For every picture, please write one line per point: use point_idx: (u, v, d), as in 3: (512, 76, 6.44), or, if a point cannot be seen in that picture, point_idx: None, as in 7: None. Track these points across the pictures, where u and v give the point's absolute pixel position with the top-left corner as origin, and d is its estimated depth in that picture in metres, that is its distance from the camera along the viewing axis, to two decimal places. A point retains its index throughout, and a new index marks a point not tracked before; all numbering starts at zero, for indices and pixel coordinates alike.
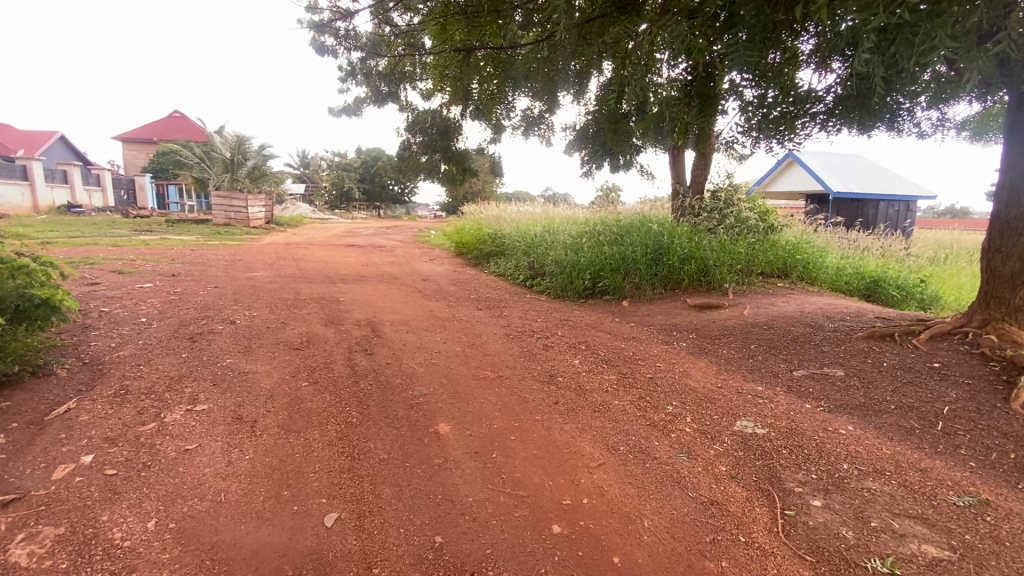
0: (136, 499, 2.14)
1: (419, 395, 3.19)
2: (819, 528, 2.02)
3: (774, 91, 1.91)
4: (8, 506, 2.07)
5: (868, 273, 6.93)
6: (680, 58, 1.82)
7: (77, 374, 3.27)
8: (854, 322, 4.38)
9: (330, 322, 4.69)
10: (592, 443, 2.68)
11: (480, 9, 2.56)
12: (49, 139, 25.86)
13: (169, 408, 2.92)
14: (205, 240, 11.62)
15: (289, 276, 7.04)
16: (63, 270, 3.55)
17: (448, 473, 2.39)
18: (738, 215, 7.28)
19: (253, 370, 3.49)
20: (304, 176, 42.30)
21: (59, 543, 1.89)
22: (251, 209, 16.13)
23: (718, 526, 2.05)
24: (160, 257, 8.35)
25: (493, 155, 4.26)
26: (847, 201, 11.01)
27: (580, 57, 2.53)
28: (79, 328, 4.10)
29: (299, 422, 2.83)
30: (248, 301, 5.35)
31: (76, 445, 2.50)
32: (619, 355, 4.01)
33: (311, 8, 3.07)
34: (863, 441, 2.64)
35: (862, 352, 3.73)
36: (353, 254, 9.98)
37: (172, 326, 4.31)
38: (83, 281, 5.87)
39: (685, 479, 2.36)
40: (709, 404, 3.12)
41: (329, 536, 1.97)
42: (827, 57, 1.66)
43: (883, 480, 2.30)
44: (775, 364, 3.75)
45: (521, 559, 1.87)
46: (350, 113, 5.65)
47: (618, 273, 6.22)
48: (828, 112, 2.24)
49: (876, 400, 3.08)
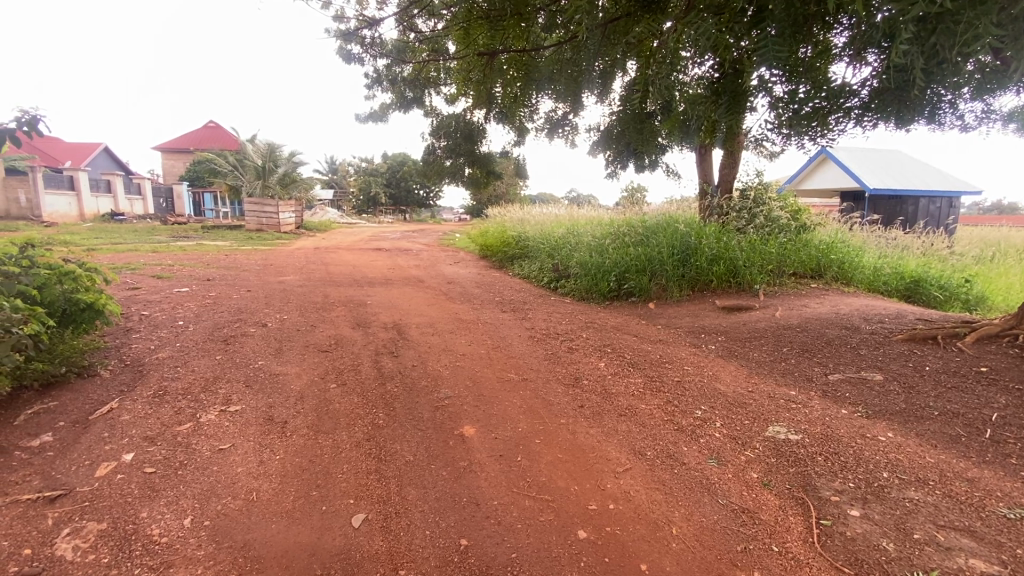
0: (173, 497, 2.22)
1: (444, 397, 3.22)
2: (858, 538, 1.94)
3: (806, 86, 1.77)
4: (55, 502, 2.17)
5: (908, 272, 6.66)
6: (705, 56, 1.79)
7: (119, 375, 3.42)
8: (895, 325, 4.18)
9: (357, 325, 4.76)
10: (618, 447, 2.65)
11: (503, 13, 2.63)
12: (94, 150, 27.37)
13: (204, 408, 3.01)
14: (238, 246, 11.94)
15: (319, 279, 7.25)
16: (105, 273, 3.71)
17: (473, 475, 2.39)
18: (768, 214, 7.09)
19: (284, 372, 3.58)
20: (333, 182, 43.49)
21: (101, 538, 1.97)
22: (282, 214, 16.58)
23: (751, 535, 1.99)
24: (197, 262, 8.67)
25: (518, 158, 4.28)
26: (885, 197, 10.60)
27: (605, 57, 2.52)
28: (122, 330, 4.29)
29: (327, 423, 2.89)
30: (278, 304, 5.48)
31: (118, 444, 2.61)
32: (646, 358, 3.95)
33: (338, 18, 3.15)
34: (904, 448, 2.54)
35: (903, 355, 3.58)
36: (380, 257, 10.23)
37: (207, 329, 4.45)
38: (125, 286, 6.11)
39: (715, 486, 2.30)
40: (740, 409, 3.04)
41: (357, 537, 2.00)
42: (861, 50, 1.57)
43: (926, 490, 2.20)
44: (808, 367, 3.63)
45: (547, 564, 1.86)
46: (376, 118, 5.75)
47: (644, 274, 6.16)
48: (871, 126, 2.11)
49: (918, 406, 2.95)
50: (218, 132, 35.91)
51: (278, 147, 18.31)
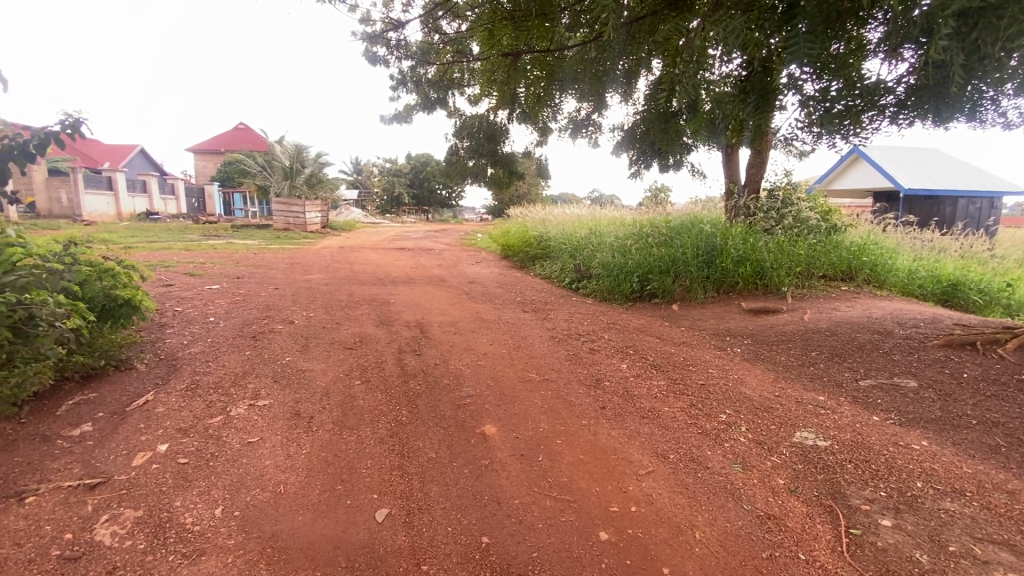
0: (205, 487, 2.29)
1: (466, 396, 3.24)
2: (889, 549, 1.89)
3: (839, 84, 1.73)
4: (95, 489, 2.27)
5: (945, 275, 6.43)
6: (733, 54, 1.77)
7: (154, 369, 3.54)
8: (931, 330, 4.04)
9: (381, 323, 4.83)
10: (641, 450, 2.62)
11: (528, 13, 2.65)
12: (132, 152, 28.42)
13: (234, 402, 3.10)
14: (266, 245, 12.23)
15: (343, 278, 7.38)
16: (140, 270, 3.84)
17: (495, 474, 2.41)
18: (796, 215, 6.93)
19: (311, 368, 3.65)
20: (358, 182, 44.07)
21: (138, 525, 2.05)
22: (309, 214, 16.91)
23: (776, 542, 1.96)
24: (227, 260, 8.92)
25: (541, 158, 4.29)
26: (921, 197, 10.24)
27: (630, 56, 2.50)
28: (157, 326, 4.45)
29: (352, 419, 2.94)
30: (305, 302, 5.59)
31: (153, 435, 2.71)
32: (669, 360, 3.90)
33: (365, 21, 3.21)
34: (940, 457, 2.45)
35: (938, 362, 3.45)
36: (403, 257, 10.36)
37: (237, 325, 4.58)
38: (160, 283, 6.34)
39: (739, 491, 2.26)
40: (767, 414, 2.98)
41: (381, 532, 2.03)
42: (896, 47, 1.53)
43: (962, 501, 2.12)
44: (838, 372, 3.53)
45: (568, 564, 1.85)
46: (400, 119, 5.82)
47: (667, 276, 6.07)
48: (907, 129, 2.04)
49: (955, 414, 2.84)
50: (247, 133, 36.86)
51: (305, 147, 18.71)
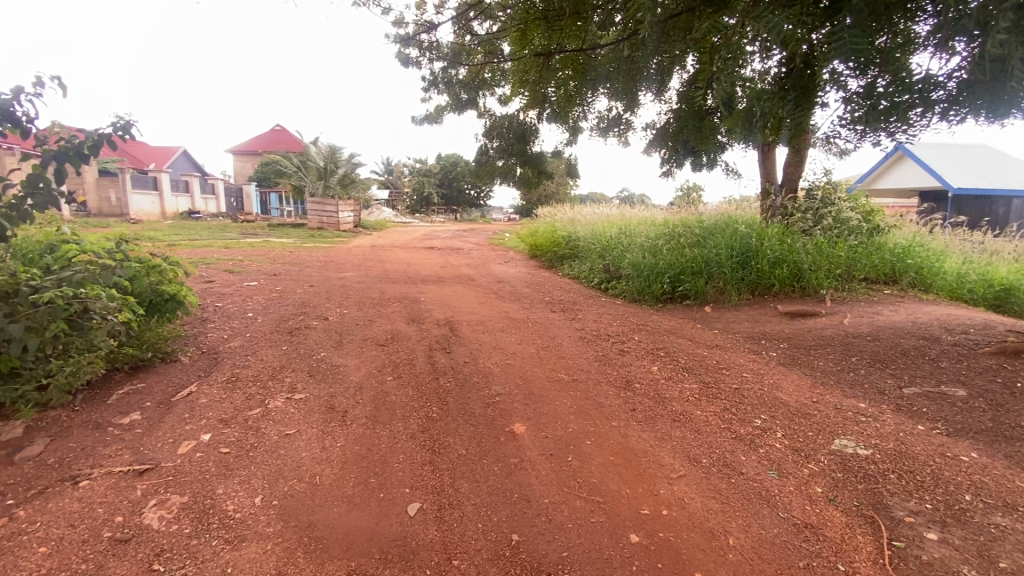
0: (245, 476, 2.38)
1: (495, 394, 3.26)
2: (935, 563, 1.81)
3: (886, 79, 1.67)
4: (143, 474, 2.38)
5: (997, 279, 6.10)
6: (773, 51, 1.73)
7: (197, 361, 3.70)
8: (982, 336, 3.84)
9: (412, 321, 4.90)
10: (672, 453, 2.59)
11: (561, 12, 2.65)
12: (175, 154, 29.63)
13: (272, 395, 3.21)
14: (301, 244, 12.57)
15: (375, 276, 7.52)
16: (185, 266, 4.01)
17: (525, 473, 2.42)
18: (836, 215, 6.68)
19: (344, 364, 3.74)
20: (389, 181, 44.80)
21: (183, 510, 2.14)
22: (342, 214, 17.28)
23: (813, 552, 1.90)
24: (264, 258, 9.20)
25: (570, 157, 4.28)
26: (971, 196, 9.73)
27: (665, 54, 2.47)
28: (199, 320, 4.63)
29: (384, 414, 3.00)
30: (338, 300, 5.73)
31: (197, 424, 2.83)
32: (701, 363, 3.83)
33: (399, 23, 3.27)
34: (991, 470, 2.33)
35: (990, 370, 3.28)
36: (432, 256, 10.48)
37: (274, 321, 4.73)
38: (201, 279, 6.59)
39: (775, 498, 2.21)
40: (804, 420, 2.90)
41: (412, 525, 2.07)
42: (949, 40, 1.47)
43: (1014, 516, 2.01)
44: (880, 379, 3.40)
45: (599, 565, 1.85)
46: (431, 120, 5.88)
47: (700, 277, 5.95)
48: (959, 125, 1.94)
49: (1007, 425, 2.70)
50: (283, 135, 37.94)
51: (339, 149, 19.14)
